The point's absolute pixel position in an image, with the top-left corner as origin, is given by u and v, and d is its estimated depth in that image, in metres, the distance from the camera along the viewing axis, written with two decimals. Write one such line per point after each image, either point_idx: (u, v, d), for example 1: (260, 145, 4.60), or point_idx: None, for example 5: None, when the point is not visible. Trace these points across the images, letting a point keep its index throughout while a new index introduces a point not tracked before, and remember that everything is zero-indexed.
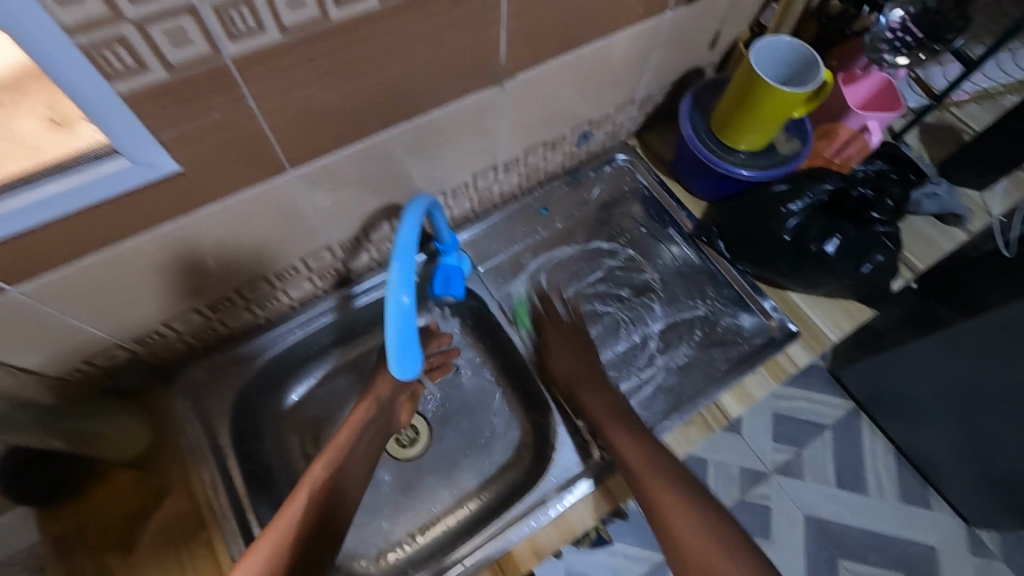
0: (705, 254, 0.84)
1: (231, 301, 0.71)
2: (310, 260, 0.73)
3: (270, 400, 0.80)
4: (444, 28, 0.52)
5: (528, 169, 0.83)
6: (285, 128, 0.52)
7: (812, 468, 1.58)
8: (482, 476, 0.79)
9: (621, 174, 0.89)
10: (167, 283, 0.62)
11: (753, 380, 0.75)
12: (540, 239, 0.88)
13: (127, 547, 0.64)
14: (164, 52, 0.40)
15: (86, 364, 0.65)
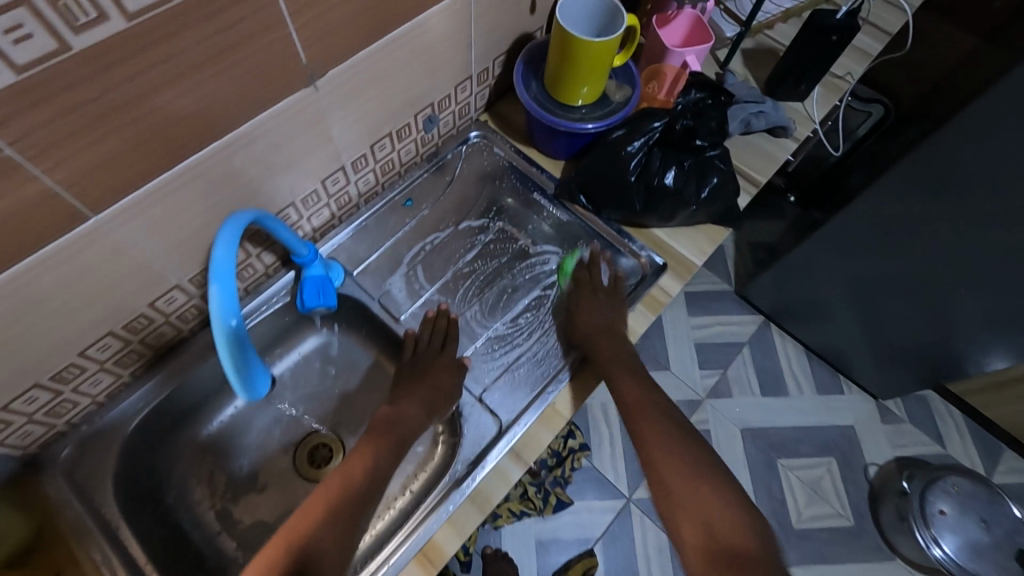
0: (574, 212, 0.90)
1: (81, 366, 0.64)
2: (161, 304, 0.68)
3: (164, 457, 0.75)
4: (227, 32, 0.50)
5: (381, 163, 0.84)
6: (111, 145, 0.50)
7: (739, 384, 1.73)
8: (419, 458, 0.81)
9: (478, 150, 0.94)
10: (13, 348, 0.56)
11: (634, 319, 0.83)
12: (411, 229, 0.88)
13: None
14: (6, 50, 0.39)
15: None
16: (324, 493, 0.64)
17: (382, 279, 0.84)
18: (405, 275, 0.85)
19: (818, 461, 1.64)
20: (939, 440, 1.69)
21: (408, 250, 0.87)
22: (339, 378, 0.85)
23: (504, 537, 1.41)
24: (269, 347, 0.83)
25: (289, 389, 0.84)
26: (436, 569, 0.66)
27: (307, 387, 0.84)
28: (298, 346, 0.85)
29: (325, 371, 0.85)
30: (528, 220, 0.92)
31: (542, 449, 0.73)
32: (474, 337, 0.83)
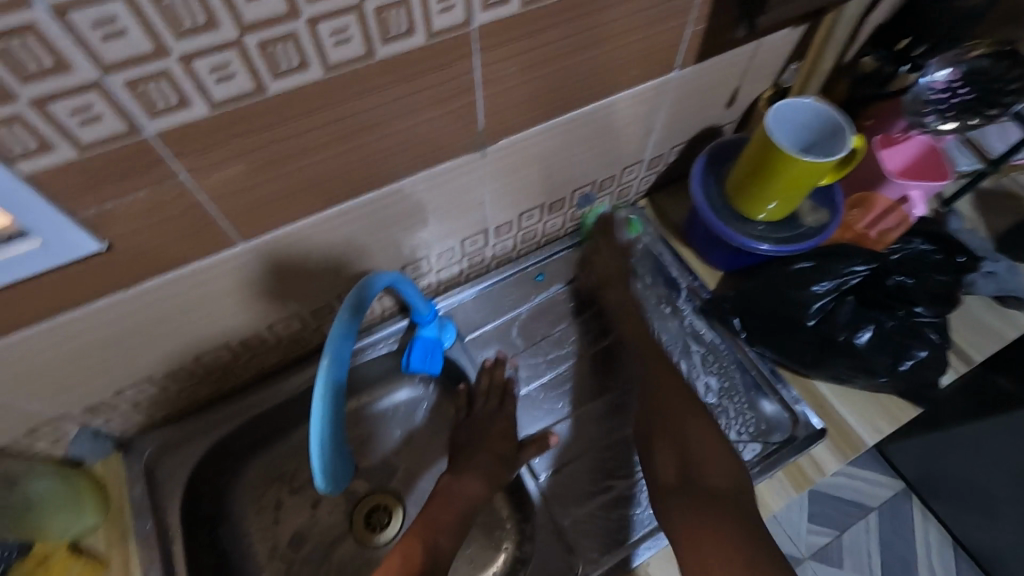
0: (721, 334, 0.77)
1: (189, 370, 0.65)
2: (278, 327, 0.68)
3: (231, 475, 0.73)
4: (410, 93, 0.47)
5: (524, 232, 0.79)
6: (273, 182, 0.48)
7: (855, 558, 1.40)
8: (473, 560, 0.72)
9: (624, 236, 0.84)
10: (133, 347, 0.57)
11: (770, 488, 0.67)
12: (536, 306, 0.82)
13: None
14: (206, 88, 0.38)
15: (29, 438, 0.60)
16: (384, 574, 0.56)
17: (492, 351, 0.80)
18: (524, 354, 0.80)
19: None
20: None
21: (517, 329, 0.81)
22: (422, 435, 0.80)
23: None
24: (360, 389, 0.79)
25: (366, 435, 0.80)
26: None
27: (384, 439, 0.80)
28: (389, 395, 0.81)
29: (407, 428, 0.80)
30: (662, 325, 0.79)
31: None
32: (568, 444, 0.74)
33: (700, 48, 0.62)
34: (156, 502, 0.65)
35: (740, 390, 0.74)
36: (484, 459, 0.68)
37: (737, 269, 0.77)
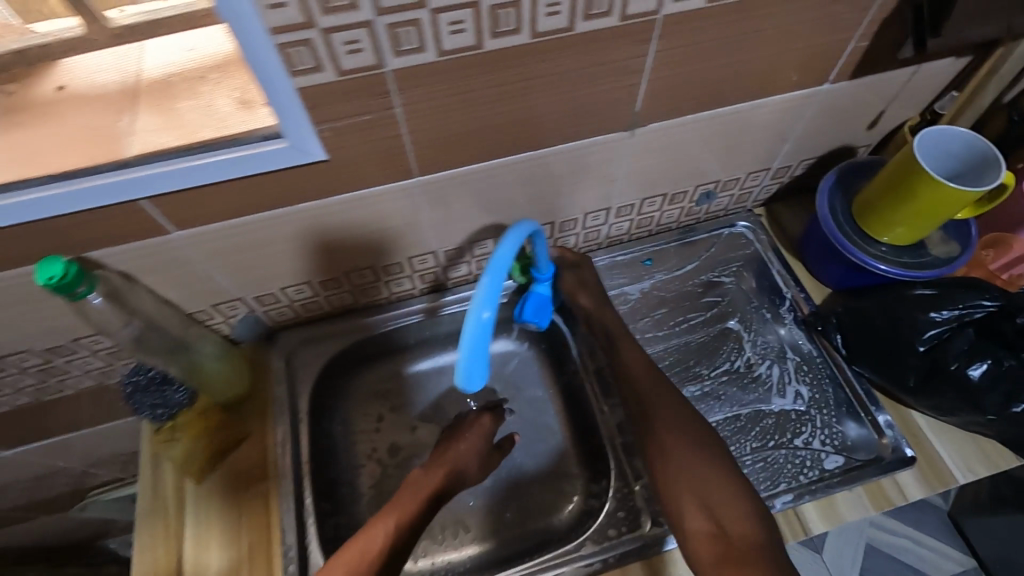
0: (820, 347, 0.78)
1: (340, 282, 0.76)
2: (415, 261, 0.78)
3: (348, 384, 0.85)
4: (585, 69, 0.55)
5: (641, 217, 0.84)
6: (453, 129, 0.57)
7: None
8: (542, 505, 0.79)
9: (736, 239, 0.88)
10: (309, 251, 0.68)
11: (847, 498, 0.68)
12: (646, 288, 0.85)
13: (200, 476, 0.71)
14: (441, 37, 0.47)
15: (213, 310, 0.72)
16: (353, 551, 0.62)
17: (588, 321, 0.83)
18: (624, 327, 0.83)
19: None
20: None
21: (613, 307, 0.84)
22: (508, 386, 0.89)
23: None
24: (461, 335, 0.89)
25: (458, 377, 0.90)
26: None
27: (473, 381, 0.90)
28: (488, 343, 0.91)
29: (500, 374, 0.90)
30: (757, 328, 0.82)
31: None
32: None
33: (857, 63, 0.66)
34: (293, 390, 0.78)
35: (831, 403, 0.75)
36: (457, 454, 0.73)
37: (852, 287, 0.78)
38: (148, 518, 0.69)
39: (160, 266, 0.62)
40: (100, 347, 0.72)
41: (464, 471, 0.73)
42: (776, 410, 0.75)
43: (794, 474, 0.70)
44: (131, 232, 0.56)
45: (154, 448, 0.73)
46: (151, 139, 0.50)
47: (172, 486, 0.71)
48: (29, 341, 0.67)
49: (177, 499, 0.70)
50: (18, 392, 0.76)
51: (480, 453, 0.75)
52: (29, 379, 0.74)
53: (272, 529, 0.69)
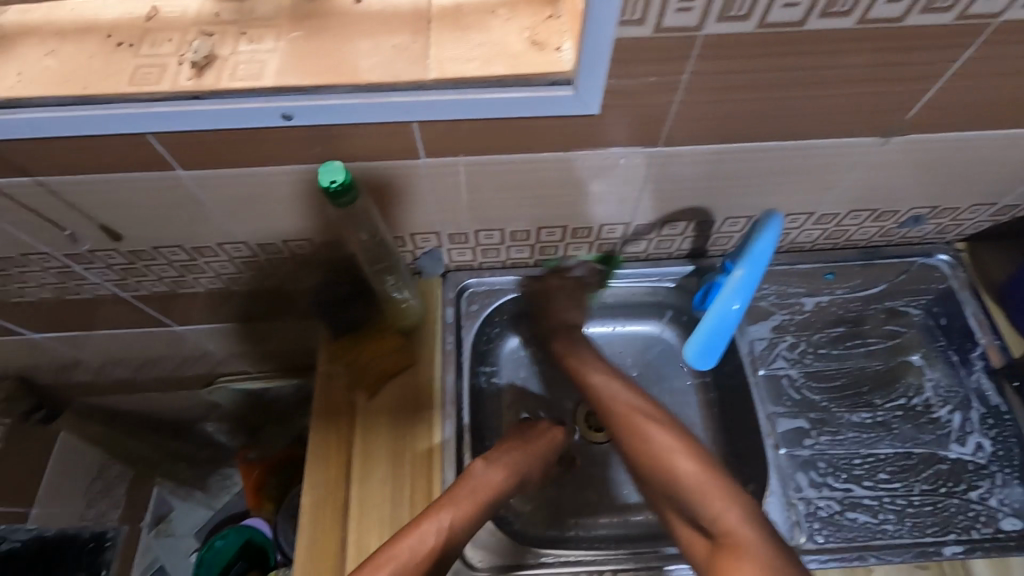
0: (1012, 403, 0.73)
1: (527, 235, 0.77)
2: (604, 229, 0.77)
3: (501, 333, 0.88)
4: (881, 66, 0.53)
5: (837, 229, 0.80)
6: (721, 105, 0.56)
7: None
8: None
9: (927, 271, 0.83)
10: (519, 199, 0.68)
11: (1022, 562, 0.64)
12: (821, 303, 0.82)
13: (371, 391, 0.75)
14: (772, 10, 0.46)
15: (408, 238, 0.76)
16: (411, 536, 0.62)
17: (760, 325, 0.80)
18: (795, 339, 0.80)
19: None
20: None
21: (785, 314, 0.81)
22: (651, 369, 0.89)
23: None
24: (614, 309, 0.91)
25: (601, 351, 0.91)
26: None
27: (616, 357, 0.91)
28: (636, 324, 0.91)
29: (643, 357, 0.90)
30: (942, 370, 0.77)
31: None
32: (810, 434, 0.73)
33: None
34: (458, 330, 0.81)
35: (1017, 464, 0.70)
36: (517, 457, 0.72)
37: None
38: (324, 418, 0.74)
39: (391, 187, 0.64)
40: (302, 251, 0.77)
41: (523, 477, 0.72)
42: (952, 458, 0.71)
43: (966, 527, 0.67)
44: (393, 152, 0.59)
45: (330, 355, 0.77)
46: (448, 64, 0.51)
47: (345, 395, 0.76)
48: (251, 234, 0.71)
49: (348, 407, 0.75)
50: (217, 277, 0.83)
51: (544, 464, 0.75)
52: (232, 267, 0.80)
53: (432, 454, 0.72)
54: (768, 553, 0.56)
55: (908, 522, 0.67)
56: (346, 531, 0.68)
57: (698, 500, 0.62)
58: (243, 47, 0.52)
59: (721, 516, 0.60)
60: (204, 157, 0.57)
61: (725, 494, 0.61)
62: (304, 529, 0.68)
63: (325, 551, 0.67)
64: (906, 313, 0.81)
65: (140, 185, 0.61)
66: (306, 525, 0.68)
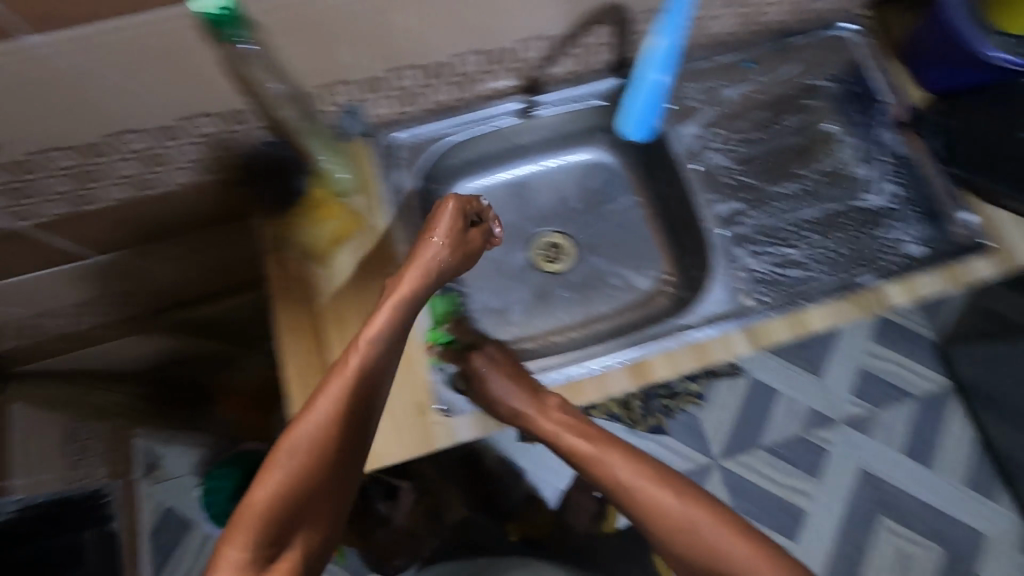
0: (913, 150, 0.81)
1: (446, 69, 0.73)
2: (523, 48, 0.74)
3: (445, 189, 0.88)
4: None
5: (750, 11, 0.80)
6: None
7: (882, 429, 1.58)
8: (624, 302, 0.86)
9: (836, 44, 0.86)
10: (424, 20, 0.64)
11: (925, 280, 0.75)
12: (744, 90, 0.84)
13: (326, 262, 0.75)
14: None
15: (320, 93, 0.70)
16: (339, 384, 0.56)
17: (689, 124, 0.82)
18: (722, 130, 0.82)
19: (924, 541, 1.50)
20: None
21: (711, 109, 0.83)
22: (595, 195, 0.92)
23: None
24: (549, 143, 0.90)
25: (545, 189, 0.92)
26: (642, 386, 0.71)
27: (559, 192, 0.92)
28: (573, 154, 0.92)
29: (585, 185, 0.92)
30: (853, 133, 0.84)
31: (775, 346, 0.72)
32: (744, 211, 0.78)
33: None
34: (397, 183, 0.79)
35: (916, 202, 0.80)
36: (428, 251, 0.67)
37: (947, 92, 0.80)
38: (284, 299, 0.73)
39: (287, 25, 0.59)
40: (207, 130, 0.71)
41: (441, 263, 0.68)
42: (866, 206, 0.79)
43: (879, 261, 0.76)
44: None
45: (271, 236, 0.75)
46: None
47: (299, 273, 0.74)
48: (151, 114, 0.67)
49: (307, 286, 0.74)
50: (121, 185, 0.75)
51: (462, 244, 0.70)
52: (134, 167, 0.73)
53: None
54: (708, 516, 0.63)
55: (832, 267, 0.76)
56: None
57: (614, 484, 0.65)
58: None
59: (636, 498, 0.64)
60: (68, 8, 0.52)
61: (639, 470, 0.65)
62: (296, 402, 0.69)
63: None
64: (820, 86, 0.85)
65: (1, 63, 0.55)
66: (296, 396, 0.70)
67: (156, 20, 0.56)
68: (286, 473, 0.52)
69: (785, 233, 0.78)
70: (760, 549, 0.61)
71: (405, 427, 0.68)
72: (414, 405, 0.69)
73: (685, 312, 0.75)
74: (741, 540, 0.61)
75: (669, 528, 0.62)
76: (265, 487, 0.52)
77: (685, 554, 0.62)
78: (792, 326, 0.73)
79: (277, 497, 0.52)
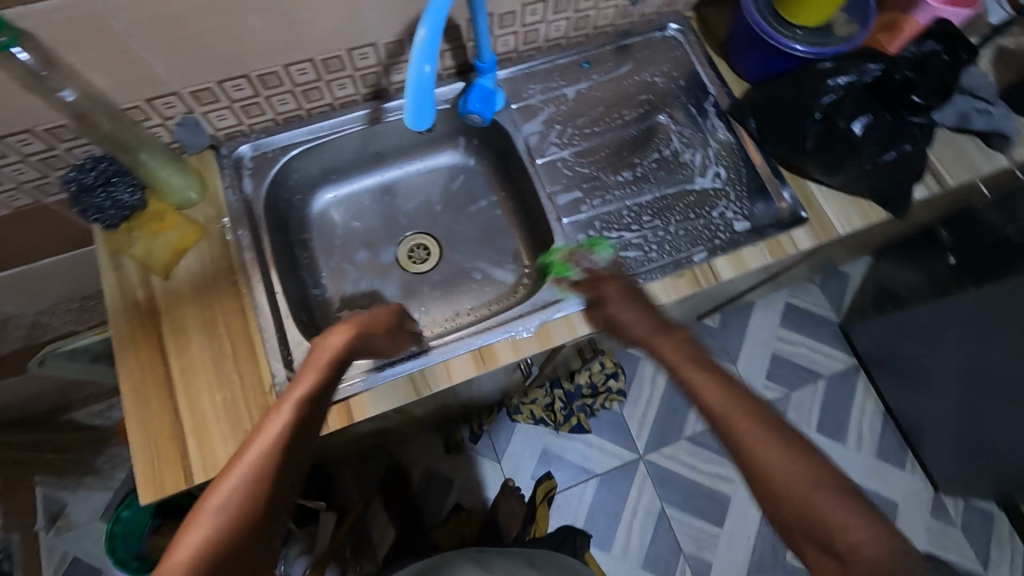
0: (737, 135, 0.87)
1: (280, 78, 0.75)
2: (356, 55, 0.77)
3: (306, 199, 0.89)
4: None
5: (578, 15, 0.86)
6: None
7: (798, 411, 1.59)
8: (483, 299, 0.89)
9: (667, 43, 0.93)
10: (235, 30, 0.66)
11: (752, 252, 0.80)
12: (583, 88, 0.89)
13: (166, 273, 0.74)
14: None
15: (147, 107, 0.71)
16: (261, 439, 0.53)
17: (532, 121, 0.86)
18: (564, 126, 0.87)
19: None
20: (982, 561, 1.47)
21: (552, 107, 0.87)
22: (460, 195, 0.95)
23: (513, 433, 1.49)
24: (410, 148, 0.93)
25: (411, 193, 0.94)
26: (487, 371, 0.73)
27: (426, 194, 0.94)
28: (435, 157, 0.95)
29: (450, 186, 0.95)
30: (685, 122, 0.89)
31: (613, 324, 0.76)
32: (583, 200, 0.82)
33: None
34: (243, 192, 0.80)
35: (743, 181, 0.85)
36: (359, 321, 0.67)
37: (765, 77, 0.86)
38: (121, 314, 0.72)
39: (86, 37, 0.60)
40: (31, 150, 0.70)
41: (369, 339, 0.66)
42: (697, 189, 0.85)
43: (708, 238, 0.81)
44: None
45: (111, 250, 0.74)
46: None
47: (139, 286, 0.74)
48: None
49: (146, 296, 0.73)
50: None
51: (391, 329, 0.69)
52: None
53: (248, 312, 0.74)
54: (840, 496, 0.48)
55: (664, 247, 0.80)
56: (177, 405, 0.69)
57: (799, 521, 0.49)
58: None
59: (806, 503, 0.48)
60: None
61: (831, 493, 0.48)
62: (132, 414, 0.68)
63: (159, 427, 0.68)
64: (654, 82, 0.90)
65: None
66: (132, 407, 0.68)
67: None
68: (207, 531, 0.47)
69: (623, 216, 0.82)
70: (882, 521, 0.47)
71: (247, 430, 0.68)
72: (257, 407, 0.70)
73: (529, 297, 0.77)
74: (858, 520, 0.47)
75: (803, 499, 0.48)
76: (185, 543, 0.47)
77: (842, 549, 0.47)
78: None
79: (200, 553, 0.46)
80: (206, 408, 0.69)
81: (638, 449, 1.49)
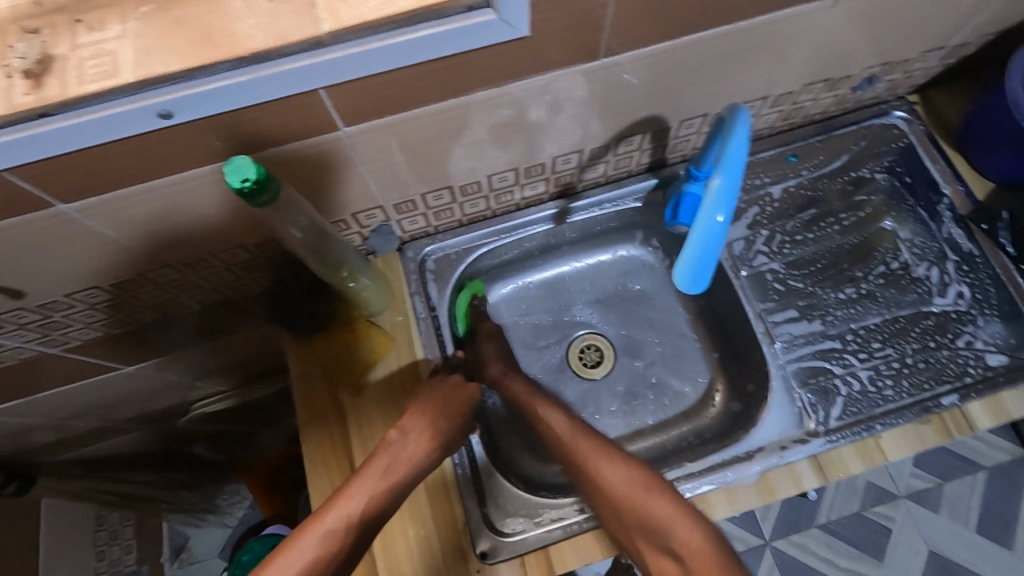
0: (981, 247, 0.74)
1: (478, 186, 0.71)
2: (558, 161, 0.72)
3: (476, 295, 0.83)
4: None
5: (793, 108, 0.76)
6: (628, 6, 0.51)
7: (953, 504, 1.31)
8: (662, 416, 0.80)
9: (887, 130, 0.80)
10: (451, 149, 0.62)
11: (1014, 396, 0.66)
12: (788, 186, 0.80)
13: (358, 388, 0.71)
14: None
15: (351, 219, 0.69)
16: (313, 536, 0.54)
17: (736, 225, 0.79)
18: (770, 231, 0.80)
19: None
20: None
21: (756, 208, 0.80)
22: (637, 291, 0.87)
23: None
24: (586, 242, 0.86)
25: (582, 287, 0.87)
26: None
27: (598, 290, 0.87)
28: (612, 250, 0.87)
29: (625, 281, 0.87)
30: (914, 228, 0.79)
31: (845, 476, 0.65)
32: (800, 321, 0.75)
33: None
34: (429, 300, 0.76)
35: (996, 303, 0.72)
36: (424, 416, 0.63)
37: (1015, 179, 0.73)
38: (313, 426, 0.70)
39: (313, 168, 0.57)
40: (236, 258, 0.68)
41: (446, 436, 0.64)
42: (936, 311, 0.74)
43: (955, 375, 0.69)
44: (303, 126, 0.51)
45: (306, 360, 0.72)
46: (342, 7, 0.42)
47: (330, 398, 0.71)
48: (169, 254, 0.63)
49: (338, 410, 0.71)
50: (151, 309, 0.74)
51: (464, 419, 0.66)
52: (165, 294, 0.72)
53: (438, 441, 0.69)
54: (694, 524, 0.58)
55: (899, 384, 0.69)
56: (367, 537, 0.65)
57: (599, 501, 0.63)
58: (82, 38, 0.42)
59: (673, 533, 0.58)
60: (76, 183, 0.48)
61: (684, 514, 0.59)
62: None
63: None
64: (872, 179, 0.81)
65: (17, 234, 0.52)
66: None
67: (172, 180, 0.52)
68: None
69: (845, 338, 0.74)
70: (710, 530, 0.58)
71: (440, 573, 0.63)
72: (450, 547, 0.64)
73: (744, 434, 0.69)
74: (686, 520, 0.59)
75: (623, 493, 0.62)
76: None
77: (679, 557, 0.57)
78: (863, 453, 0.65)
79: None
80: (399, 541, 0.64)
81: (763, 533, 1.31)
